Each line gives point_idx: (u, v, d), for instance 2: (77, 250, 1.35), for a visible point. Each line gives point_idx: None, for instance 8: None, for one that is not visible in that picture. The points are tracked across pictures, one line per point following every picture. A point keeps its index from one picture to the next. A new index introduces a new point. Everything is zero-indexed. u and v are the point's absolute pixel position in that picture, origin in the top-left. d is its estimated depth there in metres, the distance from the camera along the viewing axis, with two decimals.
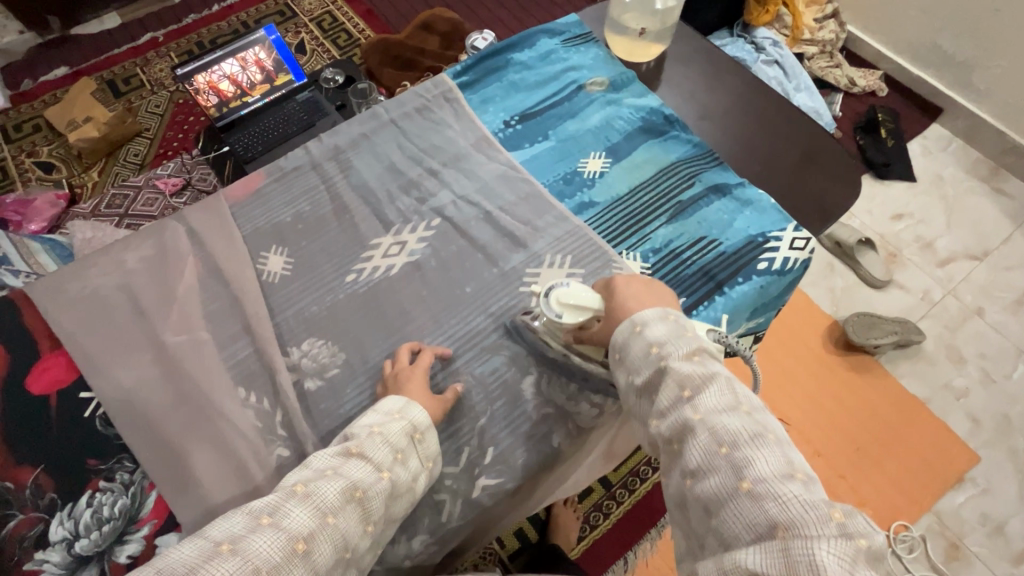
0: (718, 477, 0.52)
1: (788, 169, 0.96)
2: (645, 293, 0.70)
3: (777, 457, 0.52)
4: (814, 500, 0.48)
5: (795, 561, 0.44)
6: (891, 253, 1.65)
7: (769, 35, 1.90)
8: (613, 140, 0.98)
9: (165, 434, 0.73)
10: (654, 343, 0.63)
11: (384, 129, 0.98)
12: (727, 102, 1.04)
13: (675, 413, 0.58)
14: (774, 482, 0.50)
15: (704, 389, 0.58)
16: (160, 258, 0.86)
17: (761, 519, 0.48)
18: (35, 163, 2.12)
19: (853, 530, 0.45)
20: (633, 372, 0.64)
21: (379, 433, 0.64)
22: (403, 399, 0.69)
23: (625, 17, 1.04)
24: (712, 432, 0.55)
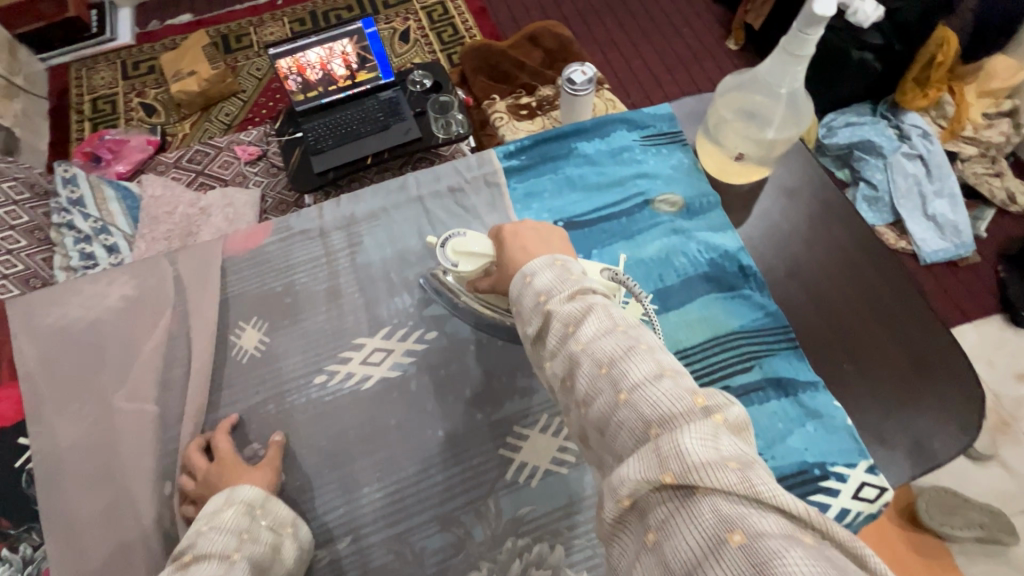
0: (600, 399, 0.46)
1: (883, 381, 0.74)
2: (533, 242, 0.63)
3: (648, 362, 0.46)
4: (679, 392, 0.43)
5: (667, 456, 0.38)
6: (1006, 419, 1.34)
7: (920, 122, 1.58)
8: (666, 281, 0.80)
9: (75, 519, 0.67)
10: (542, 291, 0.54)
11: (407, 206, 0.86)
12: (829, 261, 0.82)
13: (562, 350, 0.50)
14: (646, 387, 0.44)
15: (586, 321, 0.50)
16: (139, 303, 0.80)
17: (638, 423, 0.42)
18: (140, 104, 2.34)
19: (713, 407, 0.41)
20: (525, 324, 0.54)
21: (211, 527, 0.57)
22: (226, 489, 0.62)
23: (721, 132, 0.85)
24: (592, 357, 0.48)
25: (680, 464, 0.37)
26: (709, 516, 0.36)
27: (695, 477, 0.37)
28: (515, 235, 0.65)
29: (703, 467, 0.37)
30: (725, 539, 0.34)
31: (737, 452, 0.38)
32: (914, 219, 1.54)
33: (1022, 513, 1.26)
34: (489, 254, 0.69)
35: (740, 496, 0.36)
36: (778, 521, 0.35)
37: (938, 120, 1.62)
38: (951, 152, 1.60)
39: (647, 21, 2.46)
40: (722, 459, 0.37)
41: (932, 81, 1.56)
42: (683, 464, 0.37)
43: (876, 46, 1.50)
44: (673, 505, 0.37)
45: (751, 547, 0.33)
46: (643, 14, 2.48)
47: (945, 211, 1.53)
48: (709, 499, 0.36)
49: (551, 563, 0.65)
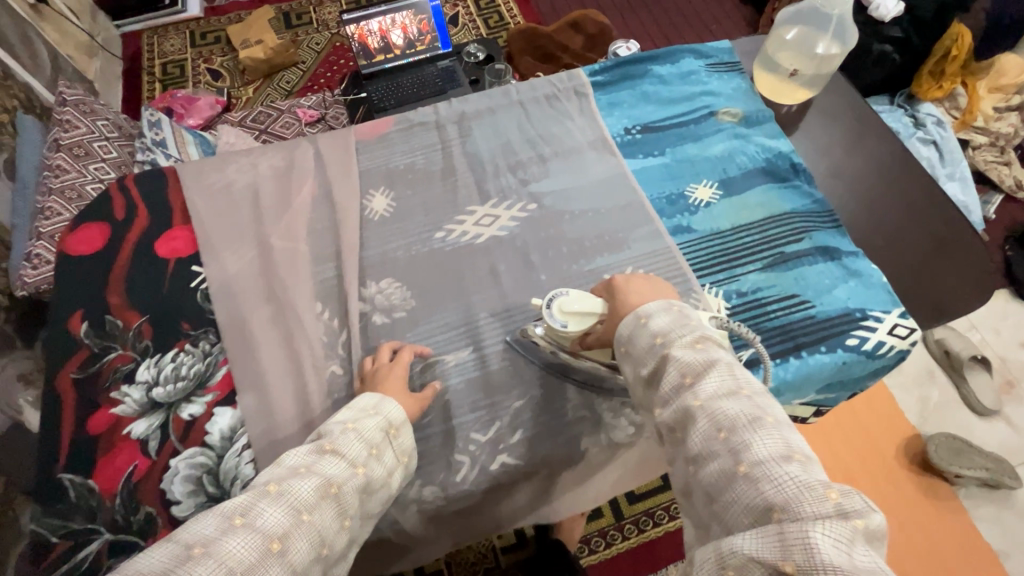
0: (714, 462, 0.50)
1: (912, 255, 0.89)
2: (640, 286, 0.67)
3: (773, 439, 0.49)
4: (810, 481, 0.45)
5: (794, 546, 0.42)
6: (1009, 381, 1.49)
7: (934, 112, 1.76)
8: (729, 173, 0.95)
9: (248, 323, 0.82)
10: (657, 333, 0.59)
11: (508, 108, 1.02)
12: (866, 166, 0.97)
13: (677, 400, 0.55)
14: (770, 465, 0.47)
15: (706, 376, 0.54)
16: (287, 170, 0.95)
17: (757, 502, 0.46)
18: (207, 70, 2.60)
19: (850, 510, 0.43)
20: (638, 364, 0.60)
21: (353, 430, 0.63)
22: (377, 396, 0.70)
23: (779, 54, 1.01)
24: (709, 417, 0.52)
25: (806, 559, 0.41)
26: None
27: None
28: (623, 277, 0.69)
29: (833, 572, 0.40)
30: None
31: (872, 567, 0.40)
32: (948, 189, 1.60)
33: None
34: (597, 309, 0.70)
35: None
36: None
37: (952, 110, 1.78)
38: (963, 140, 1.78)
39: (679, 15, 2.65)
40: (855, 571, 0.39)
41: (947, 75, 1.73)
42: (809, 560, 0.41)
43: (895, 39, 1.67)
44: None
45: None
46: (674, 9, 2.67)
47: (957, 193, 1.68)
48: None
49: None
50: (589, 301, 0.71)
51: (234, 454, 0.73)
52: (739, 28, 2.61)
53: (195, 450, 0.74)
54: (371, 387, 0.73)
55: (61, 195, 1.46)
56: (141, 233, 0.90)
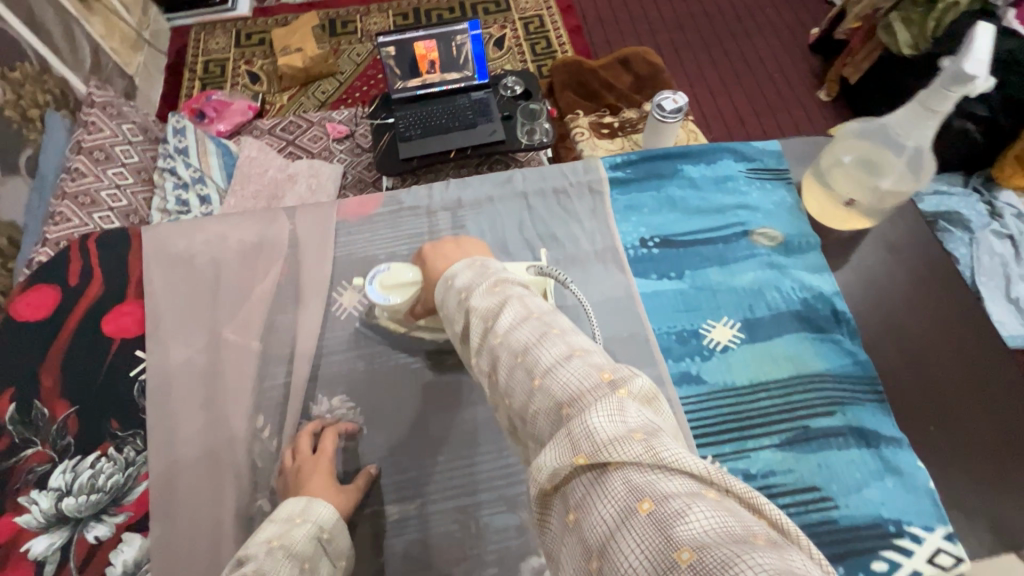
0: (517, 389, 0.44)
1: (977, 455, 0.71)
2: (455, 250, 0.64)
3: (557, 345, 0.44)
4: (584, 368, 0.41)
5: (579, 438, 0.36)
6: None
7: (1014, 203, 1.55)
8: (757, 312, 0.81)
9: (177, 433, 0.73)
10: (462, 290, 0.53)
11: (511, 199, 0.90)
12: (928, 322, 0.80)
13: (482, 346, 0.48)
14: (556, 368, 0.42)
15: (502, 314, 0.48)
16: (257, 247, 0.86)
17: (551, 405, 0.40)
18: (247, 72, 2.57)
19: (618, 380, 0.40)
20: (452, 325, 0.53)
21: (280, 545, 0.56)
22: (304, 499, 0.64)
23: (834, 174, 0.85)
24: (509, 349, 0.45)
25: (589, 442, 0.35)
26: (619, 488, 0.34)
27: (605, 454, 0.35)
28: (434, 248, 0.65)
29: (611, 440, 0.35)
30: (635, 509, 0.33)
31: (643, 420, 0.37)
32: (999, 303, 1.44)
33: None
34: (418, 279, 0.71)
35: (647, 468, 0.34)
36: (682, 482, 0.34)
37: None
38: None
39: (740, 60, 2.46)
40: (627, 431, 0.35)
41: None
42: (593, 442, 0.36)
43: (981, 117, 1.50)
44: (588, 482, 0.36)
45: (659, 513, 0.32)
46: (735, 52, 2.49)
47: None
48: (620, 469, 0.35)
49: None
50: (402, 272, 0.72)
51: None
52: (801, 79, 2.40)
53: None
54: (293, 493, 0.66)
55: (72, 197, 1.42)
56: (91, 303, 0.82)
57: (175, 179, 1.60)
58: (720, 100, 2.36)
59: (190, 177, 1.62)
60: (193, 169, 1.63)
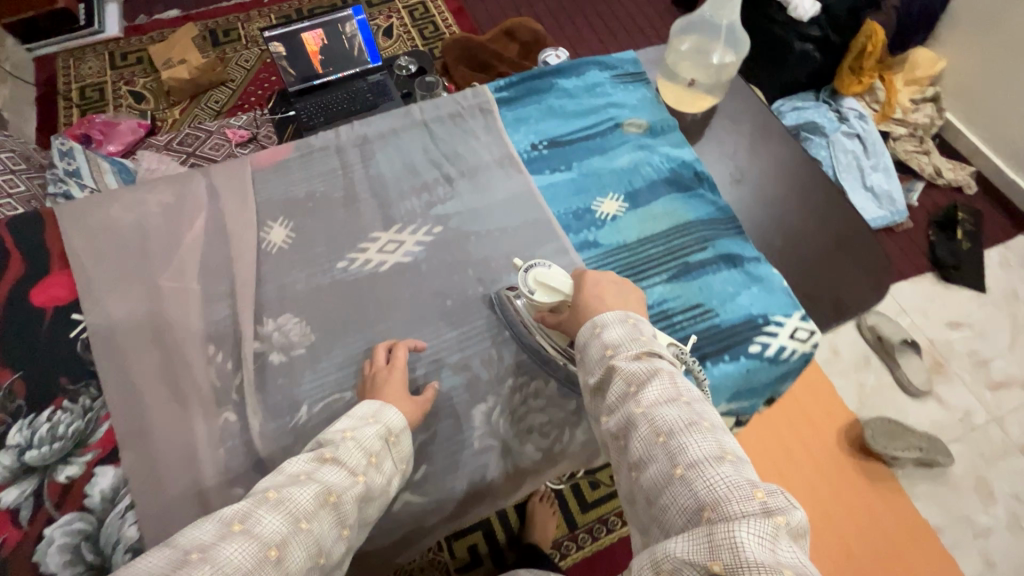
0: (654, 468, 0.54)
1: (814, 257, 0.91)
2: (608, 293, 0.71)
3: (708, 440, 0.54)
4: (739, 480, 0.50)
5: (721, 546, 0.45)
6: (939, 360, 1.56)
7: (856, 107, 1.81)
8: (635, 185, 0.95)
9: (131, 374, 0.77)
10: (609, 344, 0.63)
11: (412, 129, 0.99)
12: (768, 171, 0.99)
13: (620, 409, 0.59)
14: (703, 466, 0.52)
15: (648, 386, 0.59)
16: (178, 206, 0.91)
17: (691, 502, 0.50)
18: (130, 92, 2.48)
19: (773, 506, 0.47)
20: (588, 376, 0.64)
21: (352, 437, 0.64)
22: (378, 404, 0.70)
23: (677, 63, 1.03)
24: (651, 424, 0.56)
25: (732, 556, 0.44)
26: None
27: None
28: (592, 280, 0.73)
29: (757, 567, 0.43)
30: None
31: (793, 560, 0.44)
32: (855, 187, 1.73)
33: (956, 440, 1.46)
34: (566, 291, 0.75)
35: None
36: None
37: (873, 103, 1.85)
38: (884, 131, 1.84)
39: (613, 20, 2.68)
40: (777, 564, 0.43)
41: (865, 69, 1.80)
42: (735, 557, 0.44)
43: (815, 38, 1.75)
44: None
45: None
46: (608, 15, 2.70)
47: (880, 183, 1.75)
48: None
49: (546, 395, 0.78)
50: (563, 278, 0.77)
51: (117, 516, 0.69)
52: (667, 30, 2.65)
53: (73, 515, 0.68)
54: (368, 396, 0.73)
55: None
56: (16, 280, 0.83)
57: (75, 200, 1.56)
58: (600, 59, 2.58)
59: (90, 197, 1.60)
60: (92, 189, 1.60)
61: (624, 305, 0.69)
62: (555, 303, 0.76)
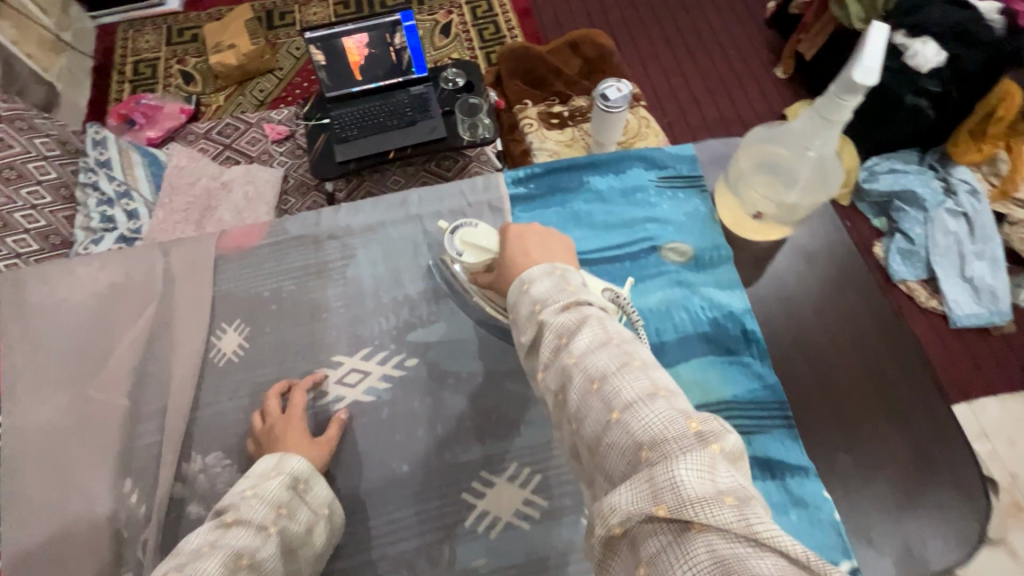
0: (591, 417, 0.45)
1: (883, 477, 0.70)
2: (535, 243, 0.60)
3: (641, 380, 0.45)
4: (672, 413, 0.42)
5: (662, 489, 0.38)
6: (1021, 504, 1.20)
7: (969, 179, 1.42)
8: (664, 336, 0.76)
9: (35, 507, 0.67)
10: (537, 300, 0.53)
11: (406, 223, 0.83)
12: (837, 337, 0.77)
13: (555, 362, 0.49)
14: (637, 405, 0.43)
15: (578, 335, 0.49)
16: (127, 291, 0.79)
17: (628, 445, 0.42)
18: (180, 71, 2.29)
19: (708, 434, 0.40)
20: (519, 333, 0.53)
21: (253, 493, 0.58)
22: (278, 454, 0.64)
23: (743, 183, 0.80)
24: (583, 372, 0.47)
25: (676, 498, 0.37)
26: (705, 553, 0.35)
27: (690, 514, 0.36)
28: (516, 234, 0.61)
29: (700, 503, 0.36)
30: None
31: (733, 486, 0.38)
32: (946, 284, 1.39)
33: None
34: (494, 249, 0.69)
35: (739, 534, 0.35)
36: (775, 563, 0.34)
37: (990, 176, 1.44)
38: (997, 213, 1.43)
39: (698, 40, 2.35)
40: (717, 496, 0.36)
41: (989, 136, 1.39)
42: (678, 498, 0.37)
43: (934, 94, 1.35)
44: (667, 536, 0.37)
45: None
46: (697, 34, 2.36)
47: (985, 279, 1.38)
48: (703, 533, 0.36)
49: None
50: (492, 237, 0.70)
51: None
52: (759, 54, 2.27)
53: None
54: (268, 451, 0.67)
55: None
56: None
57: (98, 195, 1.47)
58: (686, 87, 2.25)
59: (114, 192, 1.50)
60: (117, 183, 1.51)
61: (553, 261, 0.58)
62: (486, 262, 0.69)
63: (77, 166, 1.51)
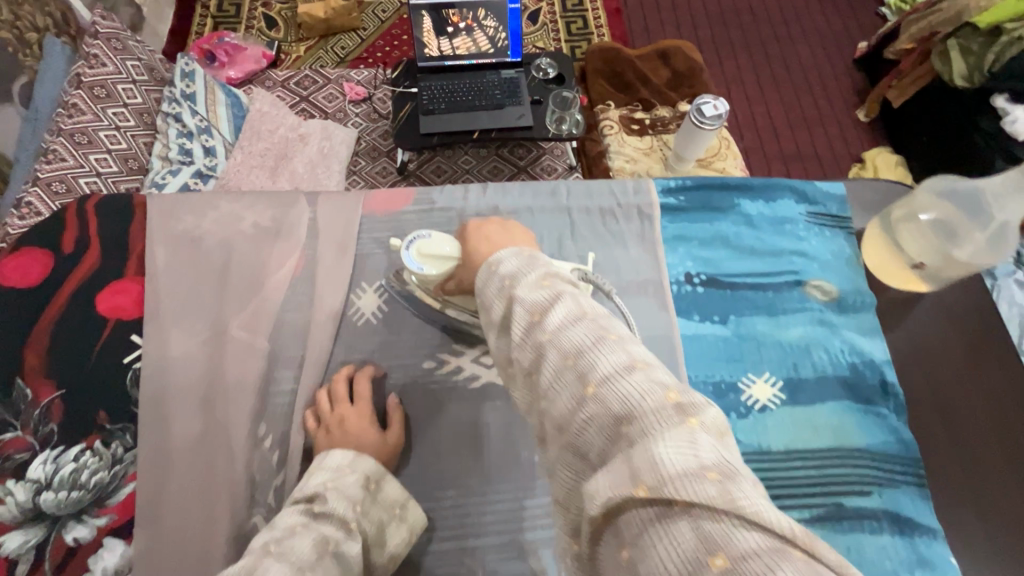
0: (564, 394, 0.37)
1: (1013, 548, 0.69)
2: (499, 236, 0.56)
3: (617, 352, 0.37)
4: (651, 382, 0.35)
5: (640, 466, 0.31)
6: None
7: None
8: (801, 372, 0.75)
9: (172, 436, 0.68)
10: (506, 278, 0.45)
11: (552, 213, 0.83)
12: (976, 401, 0.77)
13: (527, 341, 0.41)
14: (616, 380, 0.35)
15: (553, 310, 0.41)
16: (272, 236, 0.79)
17: (608, 421, 0.34)
18: (263, 14, 2.01)
19: (689, 408, 0.33)
20: (488, 314, 0.45)
21: (332, 487, 0.56)
22: (350, 451, 0.61)
23: (904, 230, 0.81)
24: (559, 348, 0.39)
25: (655, 475, 0.30)
26: (687, 534, 0.29)
27: (669, 490, 0.29)
28: (476, 227, 0.58)
29: (678, 482, 0.29)
30: (703, 562, 0.27)
31: (719, 459, 0.31)
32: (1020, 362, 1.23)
33: None
34: (456, 255, 0.65)
35: (721, 513, 0.28)
36: (759, 538, 0.27)
37: None
38: None
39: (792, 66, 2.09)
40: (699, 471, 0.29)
41: None
42: (658, 474, 0.30)
43: None
44: (645, 518, 0.30)
45: None
46: (806, 54, 2.06)
47: None
48: (687, 511, 0.29)
49: None
50: (445, 243, 0.67)
51: None
52: (855, 83, 2.01)
53: None
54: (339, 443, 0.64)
55: (68, 136, 1.21)
56: (83, 278, 0.75)
57: (179, 126, 1.41)
58: (801, 117, 1.95)
59: (196, 126, 1.43)
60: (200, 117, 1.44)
61: (518, 244, 0.55)
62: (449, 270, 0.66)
63: (162, 95, 1.45)
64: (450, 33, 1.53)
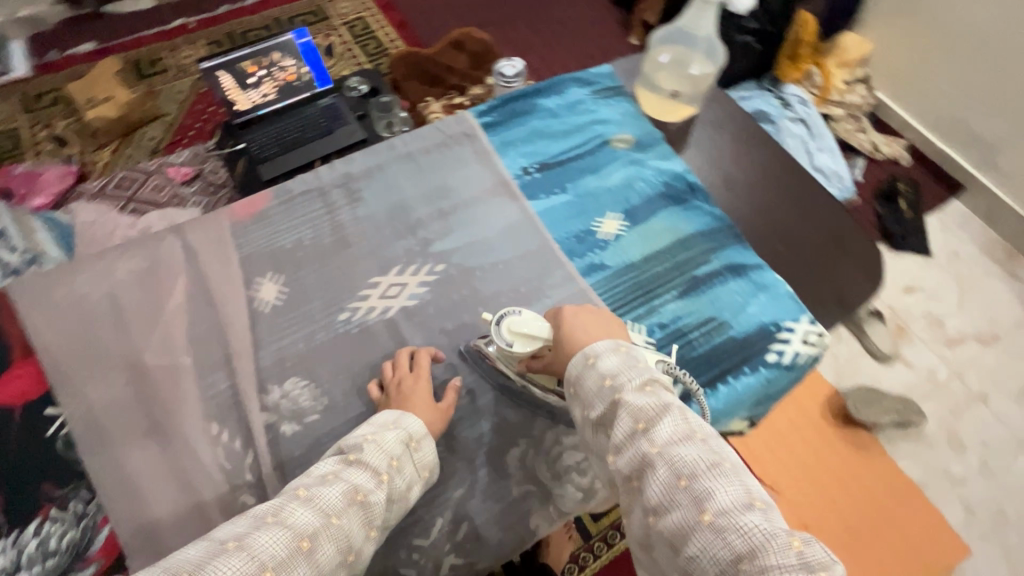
0: (677, 512, 0.50)
1: (810, 255, 0.94)
2: (590, 325, 0.66)
3: (734, 484, 0.50)
4: (774, 528, 0.47)
5: None
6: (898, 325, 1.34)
7: (798, 93, 1.55)
8: (632, 202, 0.95)
9: (130, 469, 0.70)
10: (604, 374, 0.59)
11: (398, 162, 0.96)
12: (757, 173, 1.00)
13: (632, 447, 0.54)
14: (734, 513, 0.48)
15: (660, 422, 0.54)
16: (151, 272, 0.83)
17: (725, 554, 0.46)
18: (47, 135, 1.69)
19: (812, 559, 0.44)
20: (588, 408, 0.59)
21: (372, 440, 0.62)
22: (397, 411, 0.68)
23: (658, 75, 1.07)
24: (672, 466, 0.52)
25: None
26: None
27: None
28: (573, 314, 0.68)
29: None
30: None
31: None
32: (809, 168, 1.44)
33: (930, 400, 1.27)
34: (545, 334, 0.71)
35: None
36: None
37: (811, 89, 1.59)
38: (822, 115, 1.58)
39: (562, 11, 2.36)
40: None
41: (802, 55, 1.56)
42: None
43: (755, 30, 1.47)
44: None
45: None
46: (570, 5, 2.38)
47: (829, 163, 1.47)
48: None
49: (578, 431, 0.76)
50: (536, 322, 0.72)
51: None
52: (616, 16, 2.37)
53: None
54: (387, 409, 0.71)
55: None
56: None
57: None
58: (589, 55, 2.25)
59: (20, 259, 1.26)
60: (20, 248, 1.26)
61: (611, 334, 0.65)
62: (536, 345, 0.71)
63: None
64: (254, 83, 1.57)
